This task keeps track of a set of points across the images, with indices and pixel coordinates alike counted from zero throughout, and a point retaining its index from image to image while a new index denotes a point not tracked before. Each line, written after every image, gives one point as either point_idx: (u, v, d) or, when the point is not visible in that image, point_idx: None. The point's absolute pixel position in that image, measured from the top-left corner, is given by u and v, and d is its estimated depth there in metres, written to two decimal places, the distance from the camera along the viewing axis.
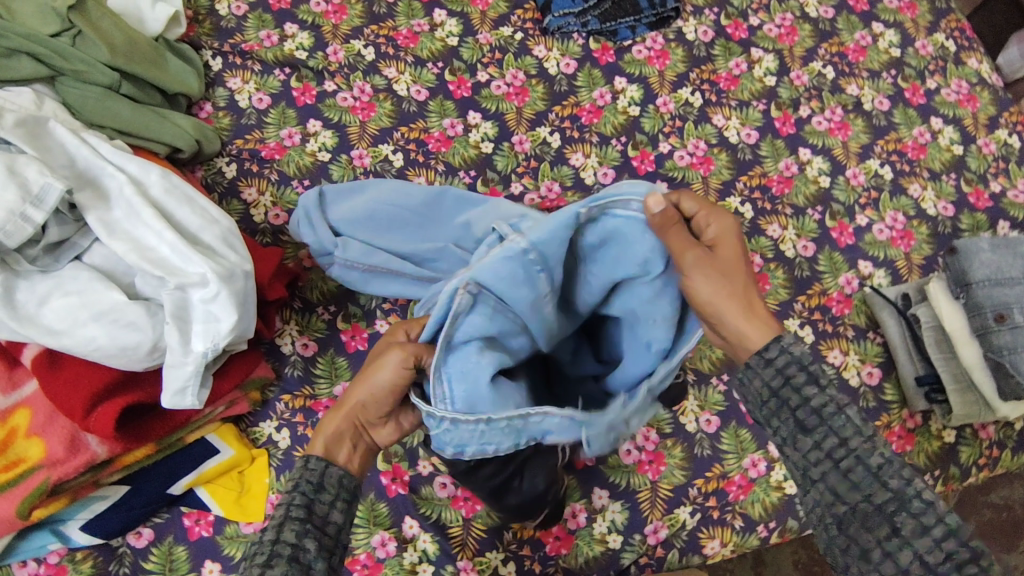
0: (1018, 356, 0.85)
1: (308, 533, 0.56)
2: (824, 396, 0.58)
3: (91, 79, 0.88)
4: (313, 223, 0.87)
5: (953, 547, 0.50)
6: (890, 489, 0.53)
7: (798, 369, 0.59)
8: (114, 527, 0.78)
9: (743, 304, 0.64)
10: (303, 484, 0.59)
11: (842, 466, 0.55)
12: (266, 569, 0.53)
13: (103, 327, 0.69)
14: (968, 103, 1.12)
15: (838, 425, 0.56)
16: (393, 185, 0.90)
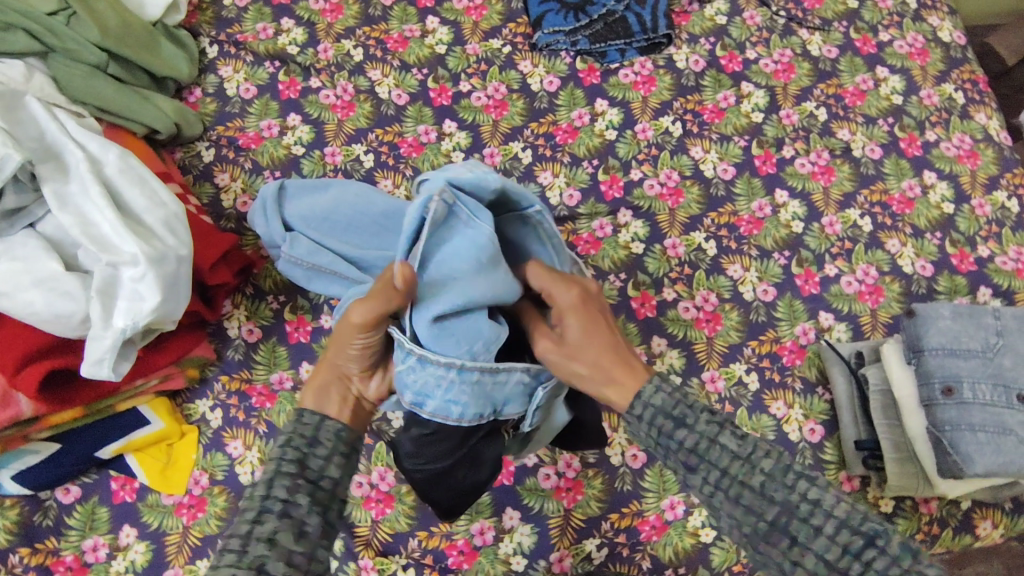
0: (960, 433, 0.80)
1: (300, 488, 0.55)
2: (696, 434, 0.57)
3: (80, 58, 0.94)
4: (269, 214, 0.89)
5: (847, 539, 0.50)
6: (777, 502, 0.53)
7: (663, 418, 0.58)
8: (42, 480, 0.83)
9: (608, 359, 0.62)
10: (295, 440, 0.57)
11: (732, 494, 0.55)
12: (255, 526, 0.52)
13: (40, 293, 0.73)
14: (967, 159, 1.07)
15: (714, 458, 0.56)
16: (361, 190, 0.90)
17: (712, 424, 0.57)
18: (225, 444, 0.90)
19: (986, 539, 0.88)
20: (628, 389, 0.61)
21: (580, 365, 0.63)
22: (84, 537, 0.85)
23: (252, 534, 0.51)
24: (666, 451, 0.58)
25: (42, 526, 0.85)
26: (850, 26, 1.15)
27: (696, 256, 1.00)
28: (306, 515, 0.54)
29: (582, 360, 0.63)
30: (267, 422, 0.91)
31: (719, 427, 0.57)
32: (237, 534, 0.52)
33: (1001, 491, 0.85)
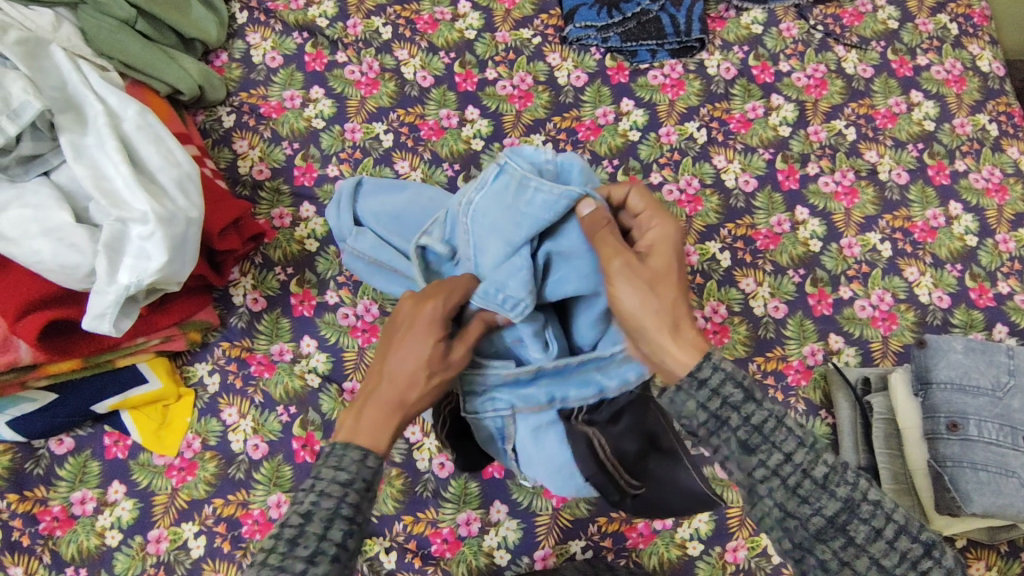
0: (961, 470, 0.78)
1: (351, 533, 0.54)
2: (764, 411, 0.55)
3: (111, 12, 0.93)
4: (341, 205, 0.82)
5: (907, 547, 0.51)
6: (839, 498, 0.53)
7: (733, 387, 0.56)
8: (36, 429, 0.83)
9: (667, 308, 0.63)
10: (358, 482, 0.56)
11: (792, 481, 0.53)
12: (309, 566, 0.51)
13: (49, 243, 0.73)
14: (996, 193, 1.05)
15: (779, 441, 0.54)
16: (436, 195, 0.84)
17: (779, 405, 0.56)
18: (220, 411, 0.90)
19: None
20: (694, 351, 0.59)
21: (634, 301, 0.63)
22: (73, 489, 0.85)
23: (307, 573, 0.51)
24: (734, 426, 0.55)
25: (33, 474, 0.85)
26: (888, 47, 1.13)
27: (709, 266, 0.98)
28: (349, 559, 0.54)
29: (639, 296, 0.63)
30: (264, 392, 0.90)
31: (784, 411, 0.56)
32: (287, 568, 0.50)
33: (999, 533, 0.83)
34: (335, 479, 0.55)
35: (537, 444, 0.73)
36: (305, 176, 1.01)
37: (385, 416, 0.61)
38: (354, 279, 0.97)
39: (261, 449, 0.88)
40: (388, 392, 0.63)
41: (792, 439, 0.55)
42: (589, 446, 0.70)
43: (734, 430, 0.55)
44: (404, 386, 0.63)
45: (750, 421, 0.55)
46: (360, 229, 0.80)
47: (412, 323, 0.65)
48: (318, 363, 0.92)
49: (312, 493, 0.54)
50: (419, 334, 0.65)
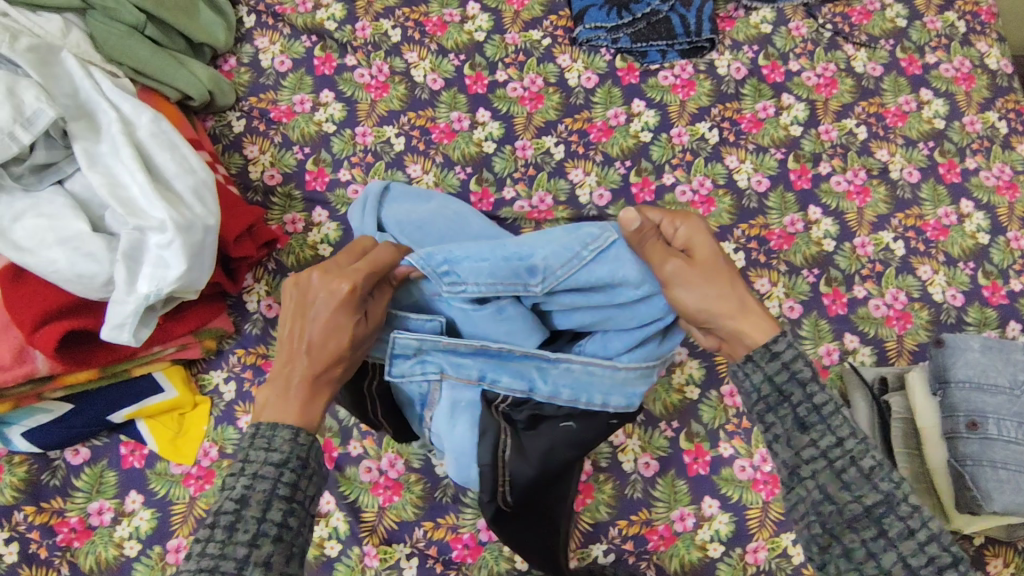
0: (981, 468, 0.78)
1: (290, 512, 0.54)
2: (824, 397, 0.58)
3: (118, 16, 0.92)
4: (366, 207, 0.86)
5: (936, 552, 0.51)
6: (879, 491, 0.54)
7: (803, 365, 0.60)
8: (52, 440, 0.83)
9: (734, 295, 0.67)
10: (292, 461, 0.55)
11: (837, 466, 0.55)
12: (252, 549, 0.51)
13: (65, 253, 0.72)
14: (1007, 190, 1.05)
15: (835, 426, 0.57)
16: (460, 208, 0.89)
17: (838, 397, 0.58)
18: (237, 419, 0.89)
19: None
20: (766, 326, 0.65)
21: (708, 293, 0.67)
22: (90, 499, 0.85)
23: (250, 557, 0.50)
24: (784, 402, 0.59)
25: (50, 485, 0.85)
26: (897, 45, 1.13)
27: None
28: (295, 537, 0.54)
29: (716, 296, 0.67)
30: None
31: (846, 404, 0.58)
32: (230, 555, 0.50)
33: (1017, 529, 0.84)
34: (268, 460, 0.55)
35: (450, 420, 0.73)
36: (316, 180, 1.00)
37: (304, 396, 0.61)
38: None
39: None
40: (306, 372, 0.62)
41: (846, 427, 0.57)
42: (493, 444, 0.70)
43: (794, 406, 0.59)
44: (322, 363, 0.62)
45: (811, 399, 0.58)
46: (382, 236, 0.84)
47: (322, 298, 0.63)
48: None
49: (247, 477, 0.54)
50: (336, 311, 0.62)
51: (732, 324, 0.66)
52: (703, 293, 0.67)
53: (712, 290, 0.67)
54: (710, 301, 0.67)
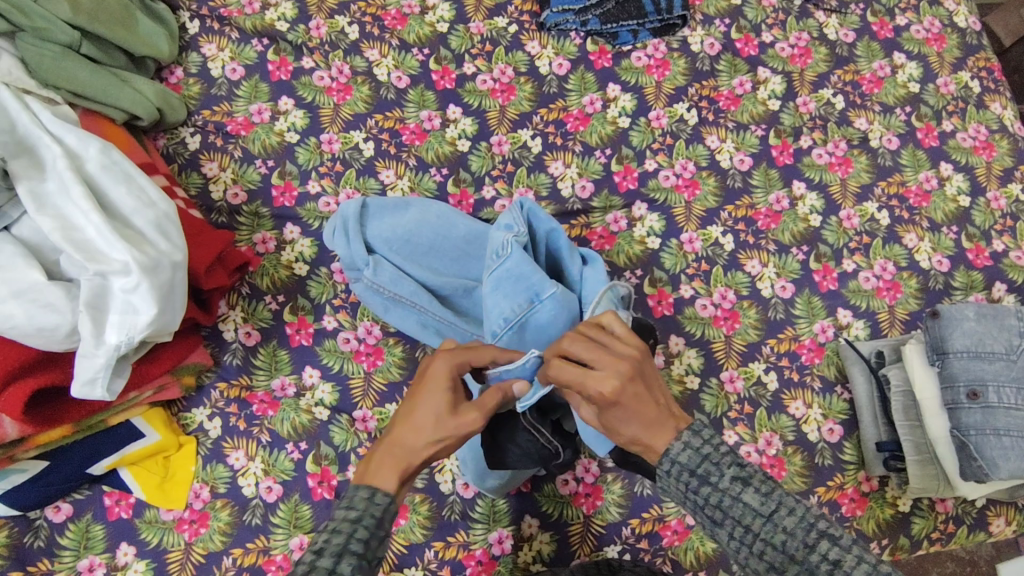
0: (985, 438, 0.79)
1: (360, 568, 0.51)
2: (720, 491, 0.55)
3: (51, 37, 0.85)
4: (350, 235, 0.85)
5: None
6: (798, 561, 0.52)
7: (689, 475, 0.57)
8: (30, 501, 0.77)
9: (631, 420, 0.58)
10: (367, 518, 0.53)
11: (755, 550, 0.53)
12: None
13: (21, 305, 0.66)
14: (983, 151, 1.06)
15: (737, 513, 0.54)
16: (442, 210, 0.89)
17: (737, 480, 0.55)
18: (226, 456, 0.84)
19: (998, 536, 0.90)
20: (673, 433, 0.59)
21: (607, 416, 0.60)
22: (79, 557, 0.79)
23: None
24: (694, 505, 0.57)
25: (34, 547, 0.79)
26: (867, 9, 1.12)
27: (714, 251, 0.96)
28: None
29: (629, 412, 0.57)
30: (270, 431, 0.85)
31: (744, 483, 0.55)
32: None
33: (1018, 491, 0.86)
34: (346, 516, 0.53)
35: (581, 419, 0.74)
36: (284, 195, 0.95)
37: (392, 463, 0.57)
38: (351, 301, 0.92)
39: (275, 490, 0.83)
40: (401, 440, 0.58)
41: (749, 508, 0.54)
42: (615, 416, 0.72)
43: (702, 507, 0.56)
44: (409, 436, 0.58)
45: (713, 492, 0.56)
46: (375, 259, 0.84)
47: (434, 390, 0.59)
48: (324, 394, 0.87)
49: (325, 531, 0.53)
50: (437, 388, 0.60)
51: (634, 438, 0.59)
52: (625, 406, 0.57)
53: (635, 404, 0.57)
54: (620, 419, 0.58)
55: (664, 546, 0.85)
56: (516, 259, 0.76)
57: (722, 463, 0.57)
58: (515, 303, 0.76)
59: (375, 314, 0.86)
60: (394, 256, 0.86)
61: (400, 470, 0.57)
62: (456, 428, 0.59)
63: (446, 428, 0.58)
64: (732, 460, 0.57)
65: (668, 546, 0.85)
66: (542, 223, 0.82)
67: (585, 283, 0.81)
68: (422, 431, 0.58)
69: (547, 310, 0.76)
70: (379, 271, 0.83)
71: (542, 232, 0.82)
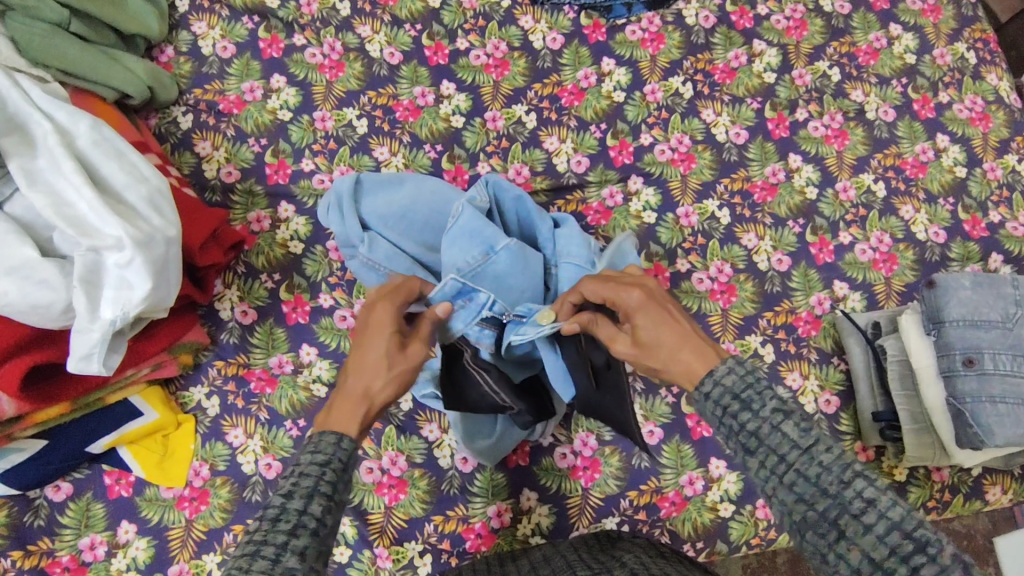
0: (981, 404, 0.80)
1: (330, 510, 0.51)
2: (759, 419, 0.53)
3: (40, 16, 0.85)
4: (345, 211, 0.85)
5: (897, 542, 0.46)
6: (830, 495, 0.49)
7: (730, 399, 0.55)
8: (30, 479, 0.77)
9: (676, 336, 0.61)
10: (334, 463, 0.54)
11: (786, 481, 0.51)
12: (290, 537, 0.48)
13: (14, 282, 0.66)
14: (980, 122, 1.05)
15: (774, 443, 0.52)
16: (435, 186, 0.89)
17: (778, 411, 0.53)
18: (225, 433, 0.84)
19: (995, 504, 0.90)
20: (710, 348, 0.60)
21: (655, 344, 0.62)
22: (80, 535, 0.80)
23: (288, 544, 0.47)
24: (729, 430, 0.55)
25: (34, 526, 0.79)
26: None
27: (710, 225, 0.96)
28: (325, 536, 0.51)
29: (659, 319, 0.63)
30: (269, 408, 0.85)
31: (784, 415, 0.52)
32: (270, 541, 0.47)
33: (1014, 458, 0.87)
34: (312, 460, 0.53)
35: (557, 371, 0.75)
36: (278, 173, 0.94)
37: (352, 409, 0.59)
38: (347, 278, 0.92)
39: (274, 467, 0.84)
40: (353, 385, 0.61)
41: (787, 440, 0.51)
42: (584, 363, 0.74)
43: (737, 434, 0.54)
44: (367, 379, 0.61)
45: (747, 426, 0.53)
46: (370, 236, 0.83)
47: (380, 334, 0.64)
48: (322, 371, 0.87)
49: (292, 473, 0.52)
50: (380, 331, 0.64)
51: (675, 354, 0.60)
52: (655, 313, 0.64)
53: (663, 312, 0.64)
54: (650, 332, 0.63)
55: (661, 516, 0.85)
56: (469, 215, 0.77)
57: (765, 394, 0.54)
58: (469, 257, 0.77)
59: (371, 290, 0.86)
60: (389, 233, 0.86)
61: (361, 411, 0.59)
62: (408, 362, 0.64)
63: (398, 365, 0.63)
64: (774, 392, 0.54)
65: (666, 517, 0.86)
66: (507, 188, 0.82)
67: (557, 243, 0.81)
68: (374, 372, 0.62)
69: (503, 262, 0.77)
70: (373, 245, 0.83)
71: (509, 198, 0.83)
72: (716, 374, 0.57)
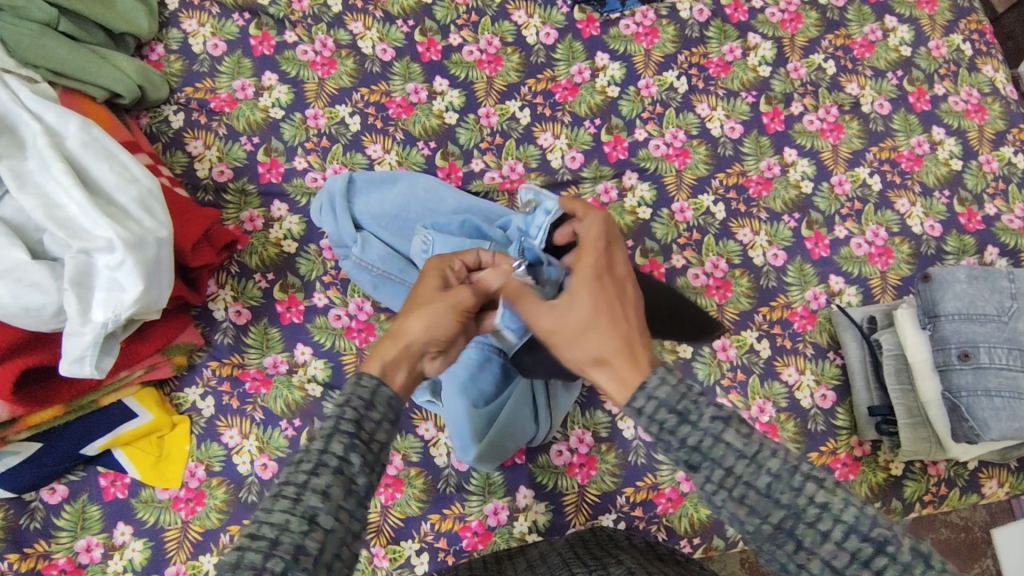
0: (977, 399, 0.79)
1: (356, 447, 0.49)
2: (700, 431, 0.49)
3: (29, 16, 0.85)
4: (338, 212, 0.85)
5: (856, 546, 0.44)
6: (783, 505, 0.46)
7: (667, 412, 0.50)
8: (25, 482, 0.77)
9: (611, 336, 0.56)
10: (354, 400, 0.50)
11: (736, 494, 0.47)
12: (310, 478, 0.46)
13: (5, 286, 0.65)
14: (976, 114, 1.05)
15: (719, 457, 0.48)
16: (430, 183, 0.89)
17: (717, 420, 0.49)
18: (220, 434, 0.84)
19: (991, 497, 0.90)
20: (642, 366, 0.54)
21: (590, 338, 0.56)
22: (76, 537, 0.80)
23: (308, 485, 0.46)
24: (668, 447, 0.50)
25: (30, 529, 0.79)
26: None
27: (705, 220, 0.96)
28: (357, 476, 0.48)
29: (596, 317, 0.57)
30: (263, 408, 0.85)
31: (725, 423, 0.49)
32: (291, 482, 0.46)
33: (1010, 452, 0.87)
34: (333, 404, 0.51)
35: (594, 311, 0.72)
36: (270, 172, 0.93)
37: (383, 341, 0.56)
38: (341, 277, 0.91)
39: (270, 467, 0.83)
40: (392, 326, 0.58)
41: (732, 453, 0.48)
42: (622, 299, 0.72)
43: (677, 452, 0.50)
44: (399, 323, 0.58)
45: (686, 443, 0.49)
46: (363, 236, 0.84)
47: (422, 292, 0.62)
48: (317, 371, 0.87)
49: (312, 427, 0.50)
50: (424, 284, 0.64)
51: (600, 358, 0.55)
52: (599, 309, 0.57)
53: (608, 314, 0.57)
54: (586, 325, 0.57)
55: (658, 513, 0.85)
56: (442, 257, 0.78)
57: (701, 402, 0.50)
58: None
59: (364, 290, 0.86)
60: (382, 233, 0.86)
61: (396, 347, 0.56)
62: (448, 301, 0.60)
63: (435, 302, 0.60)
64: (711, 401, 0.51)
65: (663, 513, 0.86)
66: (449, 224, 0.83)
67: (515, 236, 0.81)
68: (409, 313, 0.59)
69: None
70: (366, 247, 0.84)
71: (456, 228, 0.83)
72: (650, 389, 0.52)
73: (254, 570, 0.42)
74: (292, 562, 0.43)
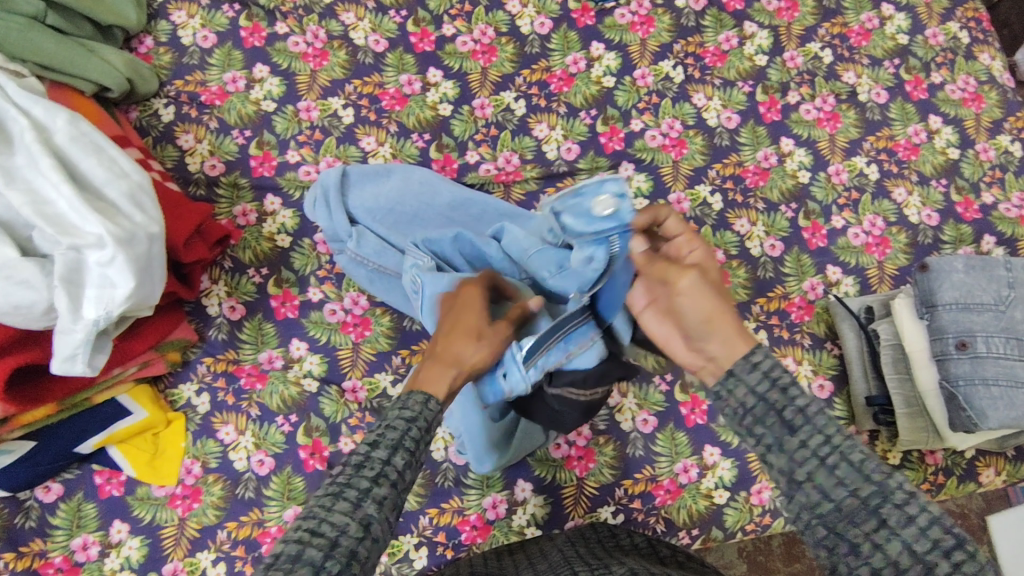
0: (974, 388, 0.79)
1: (411, 464, 0.50)
2: (808, 398, 0.53)
3: (16, 9, 0.84)
4: (331, 206, 0.84)
5: (939, 535, 0.45)
6: (873, 482, 0.48)
7: (783, 370, 0.55)
8: (19, 481, 0.76)
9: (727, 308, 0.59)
10: (420, 420, 0.52)
11: (829, 462, 0.50)
12: (373, 486, 0.47)
13: None
14: (973, 102, 1.04)
15: (821, 424, 0.51)
16: (424, 176, 0.88)
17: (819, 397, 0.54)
18: (216, 430, 0.84)
19: (988, 486, 0.90)
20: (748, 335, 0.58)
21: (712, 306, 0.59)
22: (72, 536, 0.79)
23: (370, 492, 0.46)
24: (768, 408, 0.53)
25: (25, 528, 0.78)
26: None
27: (702, 211, 0.95)
28: (405, 492, 0.49)
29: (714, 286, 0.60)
30: (259, 404, 0.84)
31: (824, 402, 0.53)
32: (354, 486, 0.46)
33: (1008, 440, 0.87)
34: (399, 415, 0.52)
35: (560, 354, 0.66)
36: (263, 166, 0.92)
37: (447, 370, 0.56)
38: (336, 271, 0.90)
39: (266, 463, 0.83)
40: (445, 351, 0.58)
41: (832, 425, 0.52)
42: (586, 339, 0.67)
43: (778, 412, 0.53)
44: (456, 348, 0.58)
45: (794, 404, 0.53)
46: (359, 230, 0.84)
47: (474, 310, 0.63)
48: (312, 366, 0.86)
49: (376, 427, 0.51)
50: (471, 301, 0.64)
51: (722, 325, 0.58)
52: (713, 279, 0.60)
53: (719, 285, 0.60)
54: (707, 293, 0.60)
55: (656, 504, 0.85)
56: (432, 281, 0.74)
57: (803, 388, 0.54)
58: None
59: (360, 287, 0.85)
60: (377, 226, 0.86)
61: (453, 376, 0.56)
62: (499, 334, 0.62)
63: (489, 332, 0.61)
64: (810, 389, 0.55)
65: (662, 504, 0.86)
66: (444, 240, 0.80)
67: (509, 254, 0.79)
68: (465, 336, 0.60)
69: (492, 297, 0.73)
70: (363, 241, 0.83)
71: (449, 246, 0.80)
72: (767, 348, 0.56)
73: (312, 567, 0.42)
74: (345, 567, 0.43)
